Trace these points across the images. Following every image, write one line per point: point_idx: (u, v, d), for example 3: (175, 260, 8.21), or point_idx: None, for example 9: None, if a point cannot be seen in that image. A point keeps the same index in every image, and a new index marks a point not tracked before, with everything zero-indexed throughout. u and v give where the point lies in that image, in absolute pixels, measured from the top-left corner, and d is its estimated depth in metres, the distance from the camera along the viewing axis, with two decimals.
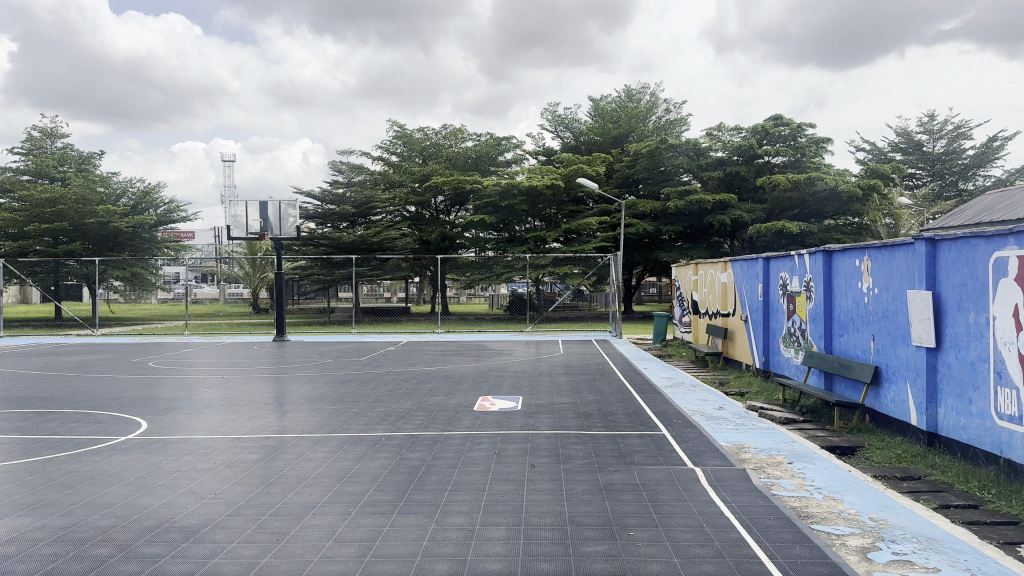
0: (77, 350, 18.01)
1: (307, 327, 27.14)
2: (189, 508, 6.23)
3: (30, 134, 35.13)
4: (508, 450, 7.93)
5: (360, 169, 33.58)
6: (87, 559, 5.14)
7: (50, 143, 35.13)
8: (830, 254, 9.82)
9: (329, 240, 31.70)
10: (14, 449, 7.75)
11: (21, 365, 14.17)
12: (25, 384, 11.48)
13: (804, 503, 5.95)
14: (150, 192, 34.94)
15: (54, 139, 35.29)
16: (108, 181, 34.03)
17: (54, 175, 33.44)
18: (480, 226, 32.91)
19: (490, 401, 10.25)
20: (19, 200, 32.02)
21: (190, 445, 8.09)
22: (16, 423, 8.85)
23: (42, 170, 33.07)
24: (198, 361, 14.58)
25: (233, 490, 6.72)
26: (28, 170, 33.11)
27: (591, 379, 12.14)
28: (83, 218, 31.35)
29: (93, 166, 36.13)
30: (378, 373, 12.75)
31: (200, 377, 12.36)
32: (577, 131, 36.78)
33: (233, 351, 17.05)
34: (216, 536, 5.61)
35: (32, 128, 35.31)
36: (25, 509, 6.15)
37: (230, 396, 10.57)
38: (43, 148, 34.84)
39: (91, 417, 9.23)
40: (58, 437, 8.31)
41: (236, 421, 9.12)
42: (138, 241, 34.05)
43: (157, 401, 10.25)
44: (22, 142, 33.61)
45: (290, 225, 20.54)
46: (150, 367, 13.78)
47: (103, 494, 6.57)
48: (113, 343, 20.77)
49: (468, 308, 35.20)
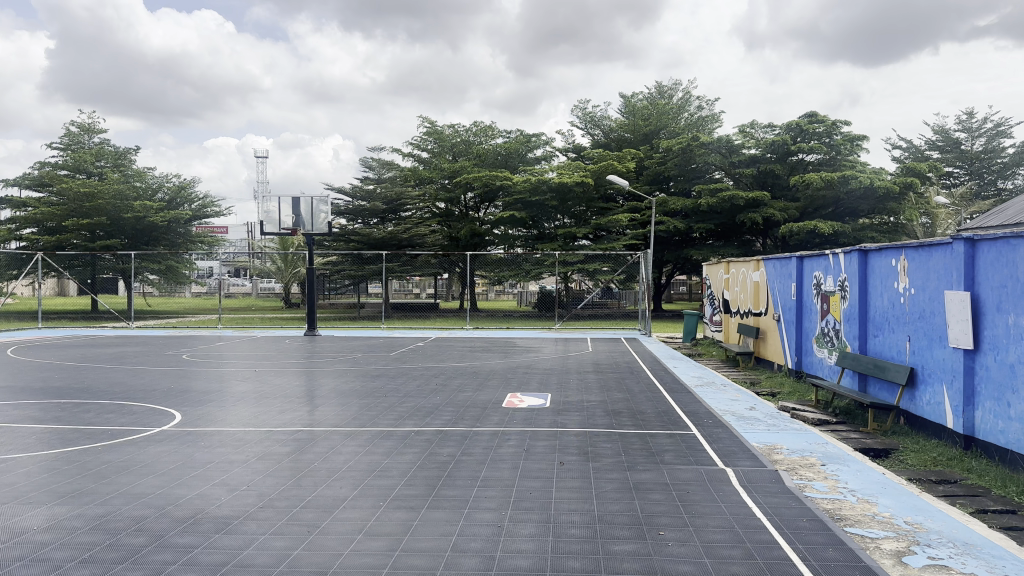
0: (113, 342, 18.26)
1: (338, 321, 27.46)
2: (222, 499, 6.32)
3: (69, 129, 35.71)
4: (536, 447, 7.92)
5: (391, 165, 34.17)
6: (122, 548, 5.23)
7: (88, 138, 35.70)
8: (866, 253, 9.68)
9: (360, 236, 32.08)
10: (51, 440, 7.87)
11: (58, 356, 14.44)
12: (63, 375, 11.69)
13: (837, 505, 5.87)
14: (185, 188, 35.50)
15: (91, 134, 35.85)
16: (144, 175, 34.53)
17: (92, 170, 34.04)
18: (510, 222, 32.91)
19: (518, 398, 10.23)
20: (58, 193, 32.70)
21: (223, 437, 8.18)
22: (54, 413, 9.02)
23: (81, 165, 33.65)
24: (231, 355, 14.71)
25: (265, 482, 6.80)
26: (66, 165, 33.69)
27: (620, 377, 12.07)
28: (120, 211, 31.96)
29: (129, 161, 36.70)
30: (407, 369, 12.78)
31: (233, 370, 12.50)
32: (607, 128, 36.70)
33: (266, 345, 17.22)
34: (249, 527, 5.67)
35: (70, 123, 35.79)
36: (61, 497, 6.27)
37: (262, 389, 10.71)
38: (81, 143, 35.43)
39: (127, 408, 9.38)
40: (93, 428, 8.43)
41: (269, 413, 9.21)
42: (173, 236, 34.57)
43: (190, 393, 10.37)
44: (61, 137, 34.22)
45: (322, 221, 20.51)
46: (184, 359, 13.98)
47: (137, 484, 6.65)
48: (148, 335, 21.08)
49: (496, 306, 35.18)
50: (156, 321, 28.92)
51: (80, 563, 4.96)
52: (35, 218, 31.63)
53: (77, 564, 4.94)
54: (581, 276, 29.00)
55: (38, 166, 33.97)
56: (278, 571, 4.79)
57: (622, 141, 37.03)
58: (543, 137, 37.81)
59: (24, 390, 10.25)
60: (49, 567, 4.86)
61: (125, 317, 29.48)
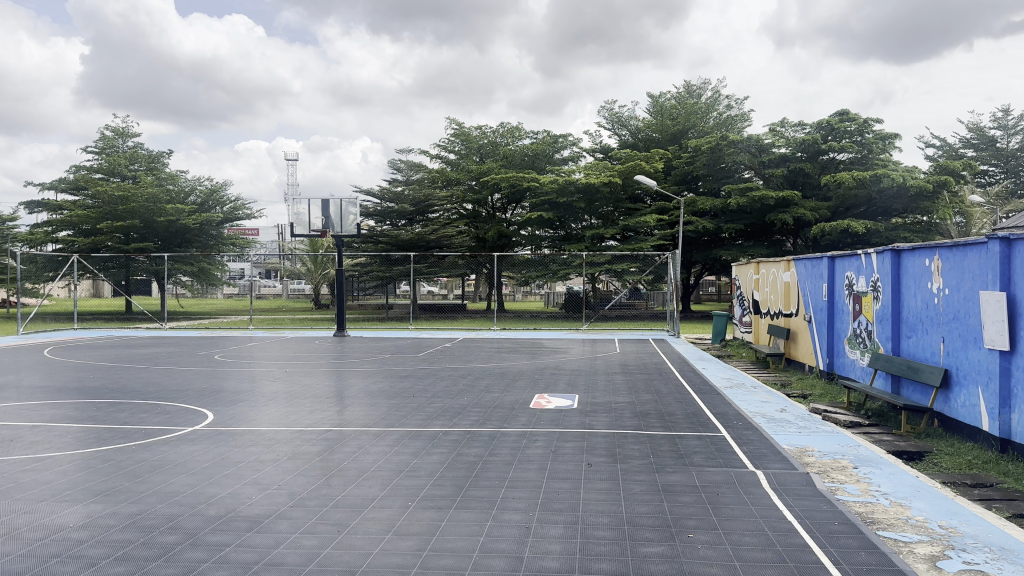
0: (148, 342, 18.59)
1: (367, 322, 27.72)
2: (254, 498, 6.40)
3: (104, 133, 36.35)
4: (564, 448, 7.91)
5: (418, 167, 34.35)
6: (155, 546, 5.32)
7: (122, 142, 36.31)
8: (899, 253, 9.55)
9: (388, 238, 32.33)
10: (86, 438, 8.02)
11: (94, 357, 14.70)
12: (98, 375, 11.90)
13: (868, 508, 5.80)
14: (217, 191, 35.98)
15: (125, 138, 36.46)
16: (177, 179, 35.08)
17: (126, 173, 34.63)
18: (537, 222, 32.97)
19: (545, 399, 10.22)
20: (93, 197, 33.30)
21: (254, 436, 8.28)
22: (89, 412, 9.20)
23: (115, 168, 34.26)
24: (262, 355, 14.88)
25: (296, 481, 6.87)
26: (101, 169, 34.30)
27: (648, 379, 12.00)
28: (154, 214, 32.49)
29: (162, 164, 37.26)
30: (435, 369, 12.83)
31: (264, 370, 12.64)
32: (635, 128, 36.57)
33: (296, 346, 17.38)
34: (280, 526, 5.74)
35: (105, 127, 36.43)
36: (97, 496, 6.38)
37: (292, 389, 10.81)
38: (115, 146, 36.05)
39: (160, 407, 9.53)
40: (128, 427, 8.58)
41: (300, 413, 9.31)
42: (205, 238, 35.07)
43: (222, 393, 10.50)
44: (96, 142, 34.87)
45: (351, 223, 20.70)
46: (215, 360, 14.18)
47: (170, 483, 6.76)
48: (181, 336, 21.43)
49: (524, 307, 35.30)
50: (189, 322, 29.37)
51: (115, 560, 5.05)
52: (71, 221, 32.26)
53: (111, 562, 5.02)
54: (609, 277, 28.90)
55: (74, 170, 34.62)
56: (309, 570, 4.83)
57: (650, 141, 36.90)
58: (571, 137, 37.77)
59: (61, 390, 10.46)
60: (84, 564, 4.97)
61: (158, 319, 29.96)
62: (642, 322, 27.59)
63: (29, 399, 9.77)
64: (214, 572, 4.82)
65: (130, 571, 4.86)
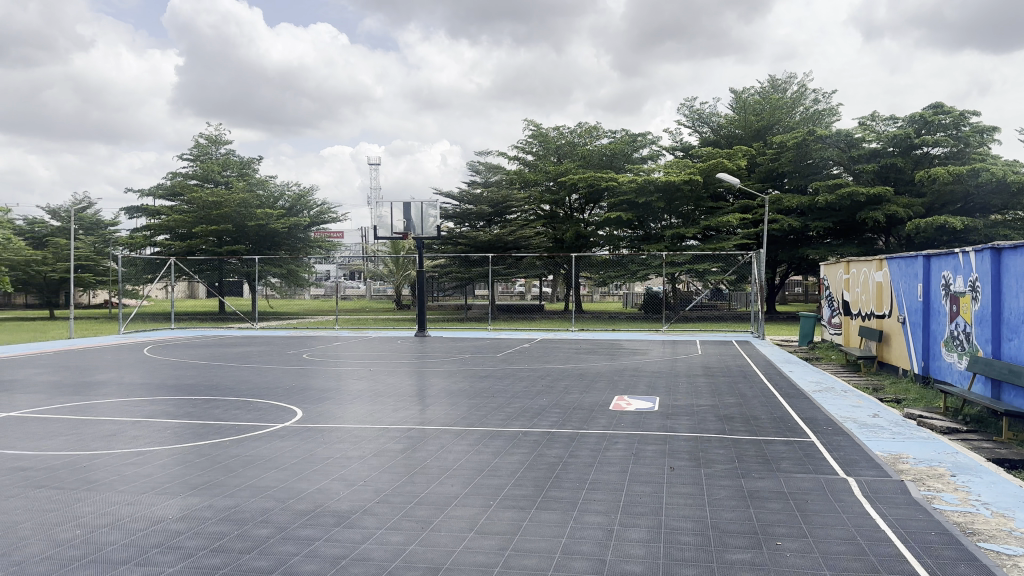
0: (241, 342, 19.31)
1: (447, 323, 28.16)
2: (341, 494, 6.57)
3: (198, 141, 37.98)
4: (645, 451, 7.82)
5: (497, 169, 34.67)
6: (249, 539, 5.52)
7: (215, 149, 37.86)
8: (999, 251, 9.06)
9: (467, 240, 32.73)
10: (184, 433, 8.39)
11: (192, 355, 15.40)
12: (195, 373, 12.45)
13: (969, 519, 5.52)
14: (304, 195, 37.13)
15: (218, 145, 37.99)
16: (267, 184, 36.38)
17: (218, 179, 36.09)
18: (615, 223, 32.69)
19: (625, 401, 10.14)
20: (189, 202, 34.87)
21: (341, 433, 8.50)
22: (187, 408, 9.62)
23: (209, 175, 35.77)
24: (347, 354, 15.27)
25: (381, 478, 7.02)
26: (196, 175, 35.88)
27: (731, 382, 11.75)
28: (244, 218, 33.77)
29: (253, 170, 38.67)
30: (515, 370, 12.89)
31: (349, 369, 12.96)
32: (717, 125, 36.03)
33: (379, 345, 17.76)
34: (366, 521, 5.87)
35: (199, 135, 38.05)
36: (195, 489, 6.67)
37: (376, 387, 11.05)
38: (209, 153, 37.63)
39: (252, 404, 9.89)
40: (223, 423, 8.93)
41: (383, 411, 9.50)
42: (292, 241, 36.28)
43: (309, 390, 10.83)
44: (192, 149, 36.48)
45: (431, 224, 21.04)
46: (303, 358, 14.62)
47: (262, 477, 7.00)
48: (271, 335, 22.24)
49: (603, 307, 35.16)
50: (278, 322, 30.38)
51: (211, 552, 5.27)
52: (168, 226, 33.84)
53: (208, 553, 5.25)
54: (691, 278, 28.30)
55: (171, 176, 36.28)
56: (394, 566, 4.93)
57: (732, 138, 36.26)
58: (650, 135, 37.37)
59: (161, 387, 10.98)
60: (184, 556, 5.20)
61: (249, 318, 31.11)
62: (725, 323, 27.13)
63: (133, 395, 10.30)
64: (304, 566, 4.96)
65: (226, 563, 5.07)
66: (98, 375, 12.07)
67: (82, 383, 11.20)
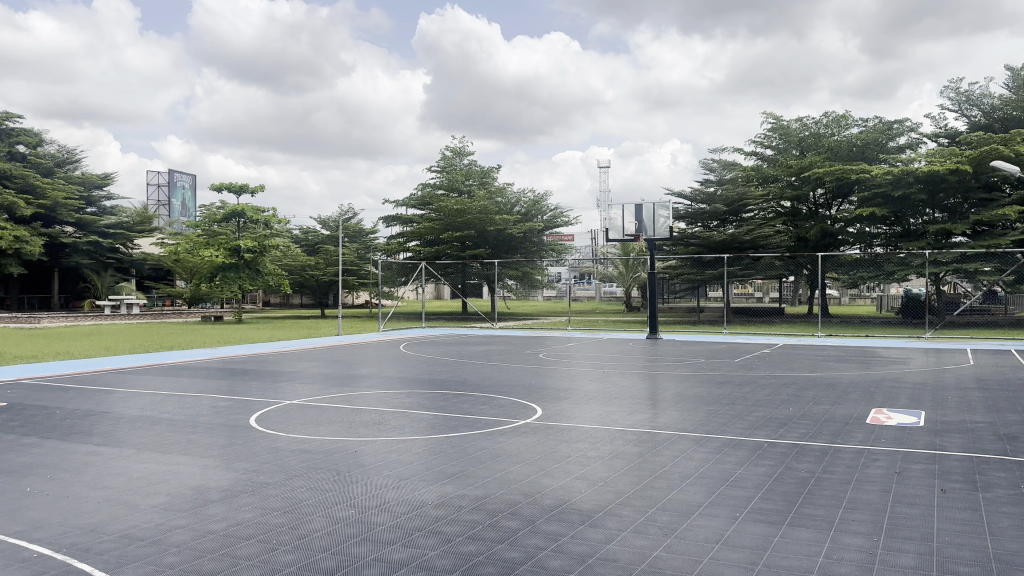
0: (482, 341, 20.37)
1: (679, 326, 27.83)
2: (583, 493, 6.61)
3: (445, 153, 40.62)
4: (910, 470, 7.08)
5: (732, 166, 33.54)
6: (500, 530, 5.72)
7: (459, 160, 40.25)
8: None
9: (700, 240, 32.09)
10: (437, 425, 8.93)
11: (441, 352, 16.47)
12: (444, 369, 13.29)
13: None
14: (537, 202, 38.75)
15: (462, 156, 40.33)
16: (504, 192, 38.10)
17: (462, 188, 38.23)
18: (867, 219, 30.13)
19: (884, 415, 9.29)
20: (435, 210, 37.45)
21: (579, 433, 8.59)
22: (437, 401, 10.26)
23: (454, 184, 38.07)
24: (581, 356, 15.50)
25: (621, 480, 6.97)
26: (443, 185, 38.35)
27: (1011, 397, 10.34)
28: (484, 223, 35.44)
29: (492, 178, 40.48)
30: (756, 377, 12.33)
31: (584, 370, 13.14)
32: (992, 106, 31.87)
33: (613, 347, 17.86)
34: (610, 522, 5.85)
35: (446, 147, 40.68)
36: (448, 477, 7.05)
37: (611, 389, 11.08)
38: (454, 164, 40.08)
39: (495, 401, 10.32)
40: (470, 417, 9.40)
41: (619, 414, 9.48)
42: (527, 245, 37.95)
43: (546, 390, 11.10)
44: (439, 161, 39.09)
45: (663, 226, 20.85)
46: (541, 359, 15.06)
47: (507, 471, 7.24)
48: (508, 335, 23.29)
49: (850, 311, 32.76)
50: (515, 322, 31.82)
51: (465, 540, 5.52)
52: (419, 232, 36.46)
53: (463, 540, 5.50)
54: (958, 278, 25.78)
55: (421, 187, 39.08)
56: (641, 570, 4.85)
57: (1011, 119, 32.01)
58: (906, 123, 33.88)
59: (414, 381, 11.84)
60: (440, 541, 5.49)
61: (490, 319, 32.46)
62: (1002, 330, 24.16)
63: (390, 388, 11.18)
64: (552, 562, 5.03)
65: (479, 552, 5.27)
66: (360, 368, 13.29)
67: (347, 375, 12.38)
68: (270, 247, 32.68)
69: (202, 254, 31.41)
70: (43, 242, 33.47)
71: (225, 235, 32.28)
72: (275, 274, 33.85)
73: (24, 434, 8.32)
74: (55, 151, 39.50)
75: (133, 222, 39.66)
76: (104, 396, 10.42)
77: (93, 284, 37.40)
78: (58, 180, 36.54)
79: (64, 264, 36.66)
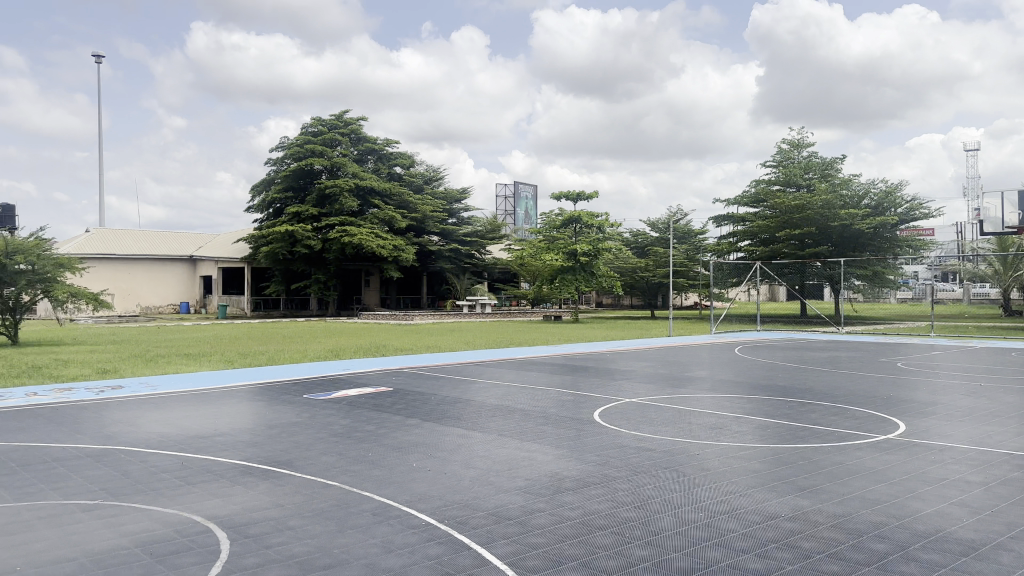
0: (827, 347, 18.98)
1: None
2: (964, 521, 5.79)
3: (781, 145, 38.24)
4: None
5: None
6: (865, 551, 5.25)
7: (797, 153, 37.59)
8: None
9: None
10: (783, 433, 8.52)
11: (784, 357, 15.72)
12: (787, 375, 12.67)
13: None
14: (892, 192, 34.51)
15: (800, 148, 37.67)
16: (849, 184, 34.73)
17: (801, 183, 35.93)
18: None
19: None
20: (771, 207, 35.25)
21: (953, 454, 7.57)
22: (781, 408, 9.80)
23: (791, 179, 35.80)
24: (951, 367, 13.67)
25: (1012, 511, 5.98)
26: (779, 180, 36.29)
27: None
28: (826, 220, 32.97)
29: (835, 170, 36.94)
30: None
31: (957, 383, 11.58)
32: None
33: (993, 358, 15.46)
34: (1002, 558, 5.04)
35: (782, 140, 38.24)
36: (800, 489, 6.66)
37: (990, 406, 9.60)
38: (792, 157, 37.56)
39: (847, 412, 9.55)
40: (820, 427, 8.81)
41: (1004, 435, 8.18)
42: (878, 242, 33.94)
43: (907, 403, 10.00)
44: (775, 156, 37.00)
45: None
46: (900, 368, 13.60)
47: (867, 489, 6.62)
48: (858, 341, 21.48)
49: None
50: (863, 327, 29.13)
51: (829, 558, 5.15)
52: (754, 231, 34.97)
53: (825, 559, 5.14)
54: None
55: (755, 183, 37.17)
56: None
57: None
58: None
59: (756, 386, 11.45)
60: (800, 556, 5.19)
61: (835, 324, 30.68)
62: None
63: (728, 392, 10.95)
64: None
65: (845, 572, 4.90)
66: (695, 371, 13.22)
67: (681, 376, 12.41)
68: (604, 250, 34.33)
69: (544, 258, 34.25)
70: (414, 250, 38.14)
71: (564, 239, 34.56)
72: (609, 276, 35.29)
73: (407, 416, 9.70)
74: (423, 169, 43.64)
75: (485, 231, 42.00)
76: (466, 386, 11.73)
77: (453, 286, 41.52)
78: (425, 195, 40.97)
79: (431, 268, 41.01)
